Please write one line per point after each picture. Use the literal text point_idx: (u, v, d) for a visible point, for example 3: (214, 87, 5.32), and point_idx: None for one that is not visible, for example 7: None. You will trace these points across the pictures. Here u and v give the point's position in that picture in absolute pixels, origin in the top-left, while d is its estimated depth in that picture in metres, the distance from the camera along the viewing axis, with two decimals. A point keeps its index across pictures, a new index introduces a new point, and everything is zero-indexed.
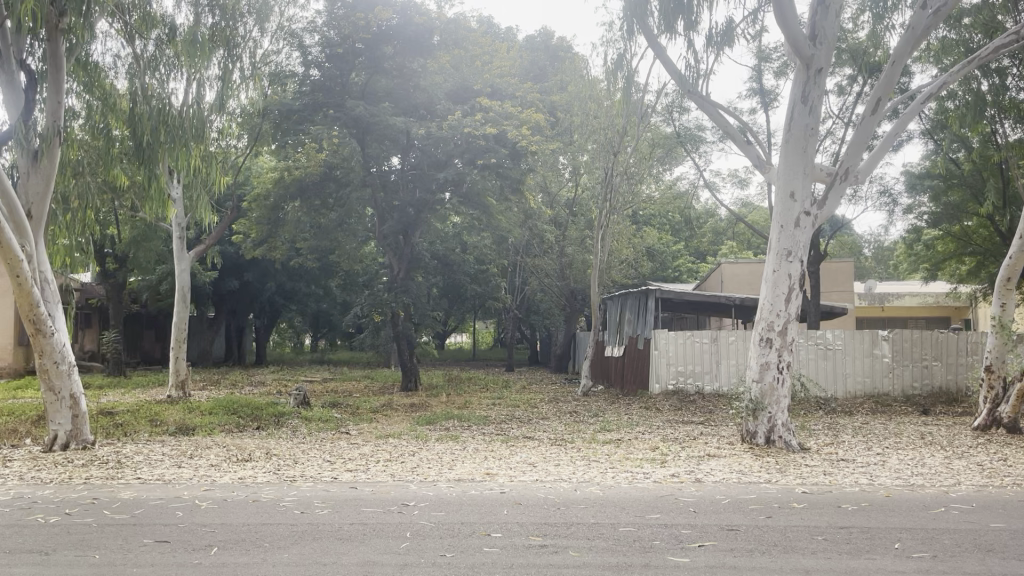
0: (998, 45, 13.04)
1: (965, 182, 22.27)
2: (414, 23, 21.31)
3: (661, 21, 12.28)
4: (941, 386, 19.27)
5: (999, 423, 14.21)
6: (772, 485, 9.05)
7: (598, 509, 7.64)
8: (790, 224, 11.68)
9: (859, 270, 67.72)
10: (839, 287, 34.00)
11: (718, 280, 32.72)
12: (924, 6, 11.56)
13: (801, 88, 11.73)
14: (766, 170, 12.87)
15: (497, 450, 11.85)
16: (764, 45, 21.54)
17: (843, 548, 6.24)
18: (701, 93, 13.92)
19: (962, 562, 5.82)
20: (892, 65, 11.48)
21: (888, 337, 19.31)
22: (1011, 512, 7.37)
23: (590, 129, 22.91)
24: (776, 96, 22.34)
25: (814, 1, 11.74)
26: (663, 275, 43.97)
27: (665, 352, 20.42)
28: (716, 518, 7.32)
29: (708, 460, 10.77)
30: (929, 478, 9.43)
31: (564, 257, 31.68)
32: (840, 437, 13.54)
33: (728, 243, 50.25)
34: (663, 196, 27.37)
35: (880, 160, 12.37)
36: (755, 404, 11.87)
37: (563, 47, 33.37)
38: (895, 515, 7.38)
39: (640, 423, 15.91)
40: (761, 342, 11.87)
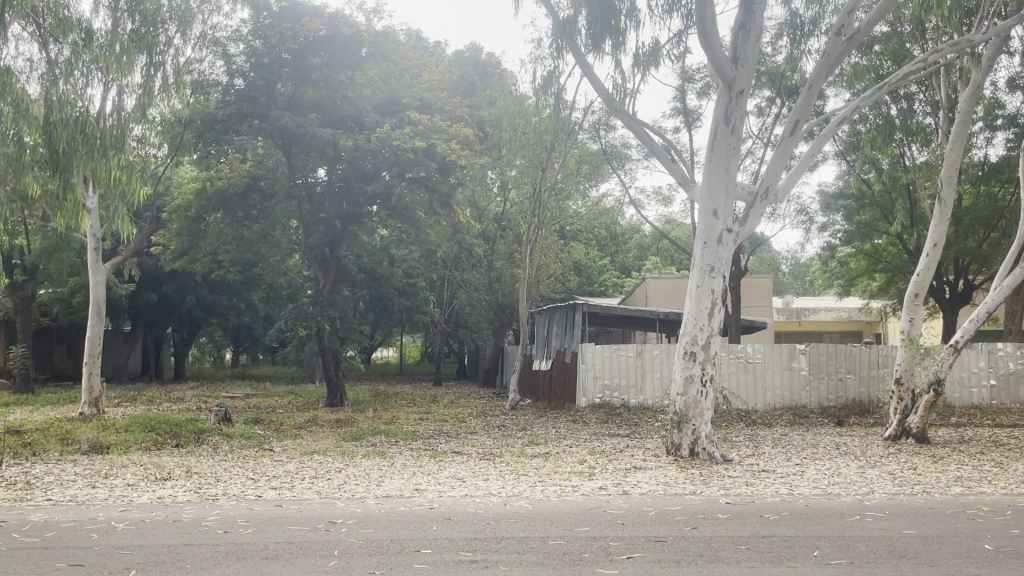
0: (908, 71, 13.63)
1: (875, 202, 23.34)
2: (342, 35, 21.39)
3: (588, 40, 12.48)
4: (855, 399, 19.96)
5: (908, 433, 14.90)
6: (697, 496, 9.21)
7: (527, 523, 7.67)
8: (713, 240, 11.99)
9: (777, 286, 70.23)
10: (758, 302, 35.02)
11: (643, 295, 33.36)
12: (839, 33, 12.05)
13: (723, 109, 12.07)
14: (690, 189, 13.19)
15: (425, 466, 11.75)
16: (688, 66, 22.08)
17: (766, 557, 6.42)
18: (627, 111, 14.21)
19: (877, 568, 6.05)
20: (809, 89, 11.92)
21: (805, 350, 19.96)
22: (921, 518, 7.70)
23: (519, 146, 23.10)
24: (699, 116, 22.93)
25: (735, 26, 12.13)
26: (589, 290, 44.61)
27: (592, 365, 20.72)
28: (644, 529, 7.43)
29: (635, 473, 10.93)
30: (845, 487, 9.77)
31: (494, 271, 31.75)
32: (761, 448, 13.90)
33: (652, 259, 51.44)
34: (590, 212, 27.84)
35: (798, 180, 12.81)
36: (679, 416, 12.13)
37: (493, 63, 33.54)
38: (813, 523, 7.62)
39: (568, 436, 16.04)
40: (685, 356, 12.11)
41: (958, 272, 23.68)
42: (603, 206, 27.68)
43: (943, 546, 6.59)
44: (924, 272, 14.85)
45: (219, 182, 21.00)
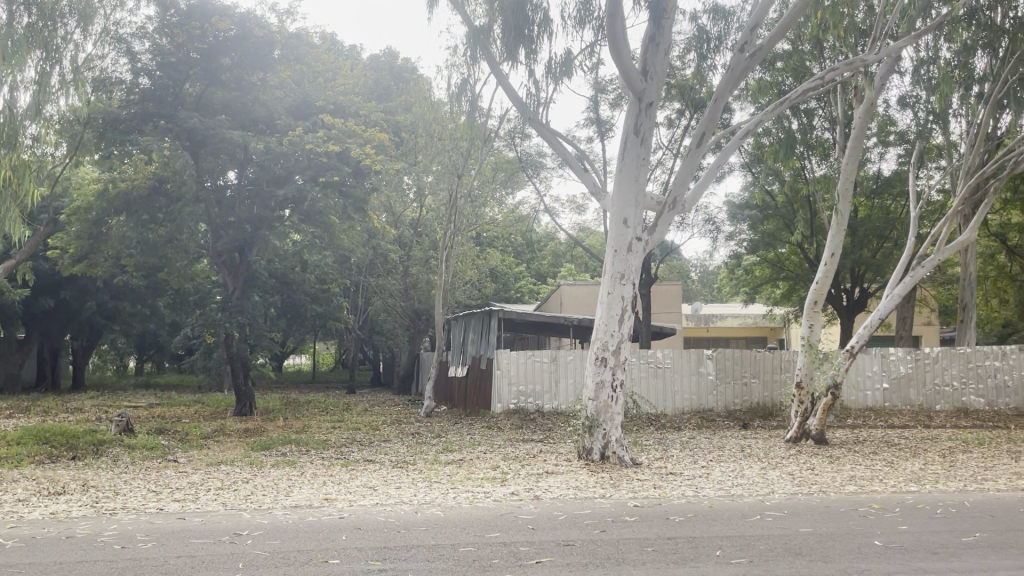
0: (807, 88, 14.26)
1: (778, 212, 24.28)
2: (254, 36, 20.98)
3: (502, 48, 12.58)
4: (759, 402, 20.65)
5: (808, 435, 15.53)
6: (606, 500, 9.37)
7: (438, 530, 7.67)
8: (623, 248, 12.24)
9: (686, 292, 72.12)
10: (669, 309, 35.85)
11: (558, 302, 33.74)
12: (742, 50, 12.49)
13: (633, 120, 12.36)
14: (601, 197, 13.43)
15: (336, 475, 11.59)
16: (601, 77, 22.51)
17: (670, 558, 6.59)
18: (540, 120, 14.39)
19: (774, 566, 6.29)
20: (715, 102, 12.31)
21: (712, 355, 20.57)
22: (816, 517, 8.05)
23: (436, 152, 23.07)
24: (611, 126, 23.39)
25: (645, 39, 12.43)
26: (505, 296, 44.86)
27: (507, 371, 20.83)
28: (554, 533, 7.53)
29: (546, 477, 11.04)
30: (747, 488, 10.11)
31: (409, 277, 31.53)
32: (670, 452, 14.23)
33: (567, 266, 52.10)
34: (506, 219, 27.97)
35: (705, 190, 13.21)
36: (591, 421, 12.33)
37: (408, 68, 33.36)
38: (716, 524, 7.86)
39: (482, 443, 16.07)
40: (596, 362, 12.32)
41: (855, 280, 24.78)
42: (518, 213, 27.90)
43: (837, 543, 6.89)
44: (823, 280, 15.44)
45: (121, 184, 20.22)
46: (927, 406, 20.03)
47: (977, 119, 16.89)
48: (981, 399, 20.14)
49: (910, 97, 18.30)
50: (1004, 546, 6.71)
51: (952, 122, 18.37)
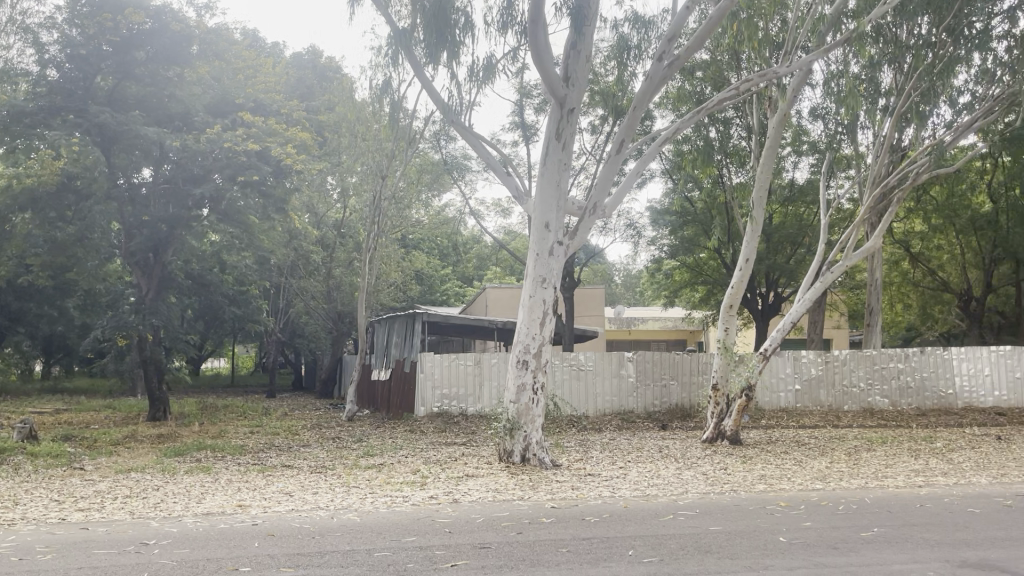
0: (723, 97, 14.64)
1: (697, 219, 24.91)
2: (170, 30, 20.37)
3: (425, 50, 12.58)
4: (677, 403, 21.10)
5: (723, 436, 15.95)
6: (524, 502, 9.46)
7: (354, 535, 7.59)
8: (545, 252, 12.34)
9: (610, 295, 73.31)
10: (592, 312, 36.32)
11: (483, 304, 33.81)
12: (660, 58, 12.76)
13: (555, 124, 12.49)
14: (524, 201, 13.53)
15: (252, 481, 11.35)
16: (526, 81, 22.66)
17: (584, 558, 6.69)
18: (463, 123, 14.43)
19: (684, 564, 6.45)
20: (635, 110, 12.53)
21: (633, 358, 20.92)
22: (727, 515, 8.27)
23: (359, 152, 22.83)
24: (536, 131, 23.58)
25: (567, 45, 12.59)
26: (431, 299, 44.73)
27: (431, 374, 20.72)
28: (470, 536, 7.55)
29: (466, 481, 11.06)
30: (662, 488, 10.33)
31: (332, 279, 31.10)
32: (589, 453, 14.44)
33: (492, 270, 52.28)
34: (431, 221, 27.90)
35: (625, 196, 13.44)
36: (512, 423, 12.40)
37: (333, 68, 32.94)
38: (630, 524, 8.00)
39: (404, 446, 15.98)
40: (517, 364, 12.37)
41: (769, 285, 25.58)
42: (443, 216, 27.85)
43: (744, 541, 7.11)
44: (738, 284, 15.86)
45: (26, 181, 19.29)
46: (835, 407, 20.81)
47: (882, 132, 17.50)
48: (885, 399, 21.07)
49: (821, 109, 18.99)
50: (900, 540, 7.04)
51: (860, 134, 19.14)
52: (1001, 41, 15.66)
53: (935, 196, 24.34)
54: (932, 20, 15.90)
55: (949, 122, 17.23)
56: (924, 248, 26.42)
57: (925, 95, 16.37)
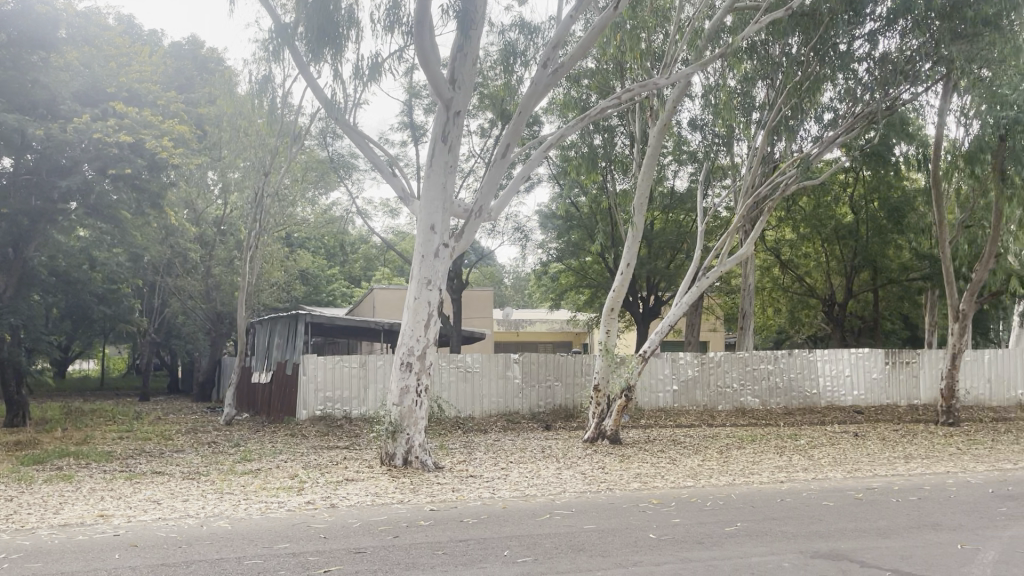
0: (607, 105, 14.96)
1: (582, 224, 25.42)
2: (35, 13, 19.05)
3: (307, 47, 12.36)
4: (561, 404, 21.44)
5: (604, 436, 16.33)
6: (403, 505, 9.41)
7: (223, 544, 7.36)
8: (430, 254, 12.29)
9: (499, 296, 73.85)
10: (480, 314, 36.48)
11: (370, 305, 33.42)
12: (545, 65, 12.95)
13: (441, 127, 12.45)
14: (409, 203, 13.44)
15: (117, 489, 10.81)
16: (415, 81, 22.55)
17: (459, 560, 6.71)
18: (348, 121, 14.21)
19: (557, 563, 6.56)
20: (519, 115, 12.65)
21: (518, 359, 21.13)
22: (601, 514, 8.49)
23: (241, 147, 22.13)
24: (425, 132, 23.50)
25: (453, 48, 12.59)
26: (317, 299, 43.90)
27: (314, 376, 20.23)
28: (345, 541, 7.44)
29: (346, 485, 10.89)
30: (540, 488, 10.48)
31: (212, 278, 30.01)
32: (472, 454, 14.51)
33: (380, 270, 51.81)
34: (316, 220, 27.35)
35: (510, 200, 13.56)
36: (394, 426, 12.30)
37: (214, 59, 31.85)
38: (507, 524, 8.09)
39: (283, 451, 15.59)
40: (401, 367, 12.27)
41: (651, 289, 26.38)
42: (329, 215, 27.35)
43: (616, 538, 7.32)
44: (620, 288, 16.26)
45: None
46: (710, 406, 21.64)
47: (754, 143, 18.31)
48: (756, 399, 22.09)
49: (700, 120, 19.75)
50: (759, 533, 7.41)
51: (736, 146, 20.00)
52: (861, 63, 16.68)
53: (803, 206, 25.68)
54: (801, 41, 16.74)
55: (816, 137, 18.20)
56: (793, 255, 27.86)
57: (794, 110, 17.22)
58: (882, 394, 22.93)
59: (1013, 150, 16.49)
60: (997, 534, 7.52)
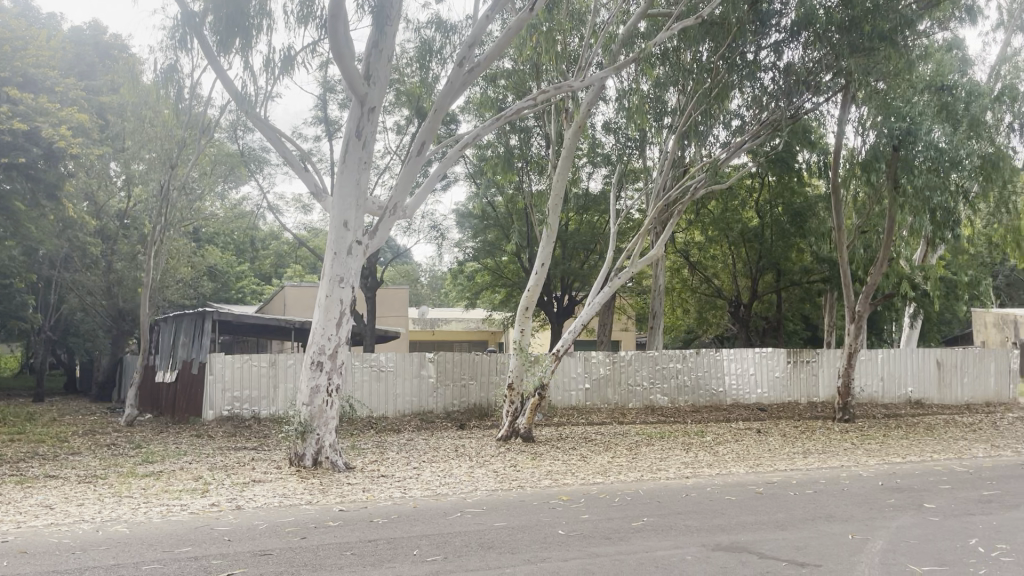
0: (523, 106, 15.00)
1: (498, 223, 25.53)
2: None
3: (217, 39, 12.04)
4: (475, 403, 21.46)
5: (517, 434, 16.43)
6: (312, 506, 9.26)
7: (121, 549, 7.09)
8: (343, 251, 12.11)
9: (415, 295, 73.22)
10: (394, 313, 36.16)
11: (281, 303, 32.74)
12: (461, 64, 12.94)
13: (355, 123, 12.29)
14: (322, 199, 13.23)
15: (6, 494, 10.27)
16: (329, 76, 22.20)
17: (367, 561, 6.65)
18: (258, 114, 13.88)
19: (466, 561, 6.57)
20: (434, 113, 12.59)
21: (433, 358, 21.04)
22: (511, 511, 8.56)
23: (145, 138, 21.30)
24: (339, 128, 23.16)
25: (368, 44, 12.45)
26: (225, 296, 42.73)
27: (221, 376, 19.63)
28: (250, 544, 7.27)
29: (252, 486, 10.64)
30: (451, 487, 10.47)
31: (113, 274, 28.85)
32: (385, 454, 14.38)
33: (293, 267, 50.81)
34: (225, 215, 26.62)
35: (424, 198, 13.50)
36: (304, 426, 12.07)
37: (117, 46, 30.68)
38: (418, 524, 8.06)
39: (187, 453, 15.12)
40: (311, 366, 12.05)
41: (565, 289, 26.71)
42: (239, 210, 26.66)
43: (525, 535, 7.38)
44: (534, 288, 16.40)
45: None
46: (621, 405, 22.04)
47: (666, 147, 18.74)
48: (666, 397, 22.63)
49: (614, 123, 20.10)
50: (664, 528, 7.59)
51: (648, 149, 20.44)
52: (767, 73, 17.30)
53: (711, 209, 26.48)
54: (711, 48, 17.22)
55: (724, 142, 18.74)
56: (701, 257, 28.68)
57: (703, 115, 17.68)
58: (783, 393, 23.80)
59: (906, 161, 17.02)
60: (886, 524, 7.93)
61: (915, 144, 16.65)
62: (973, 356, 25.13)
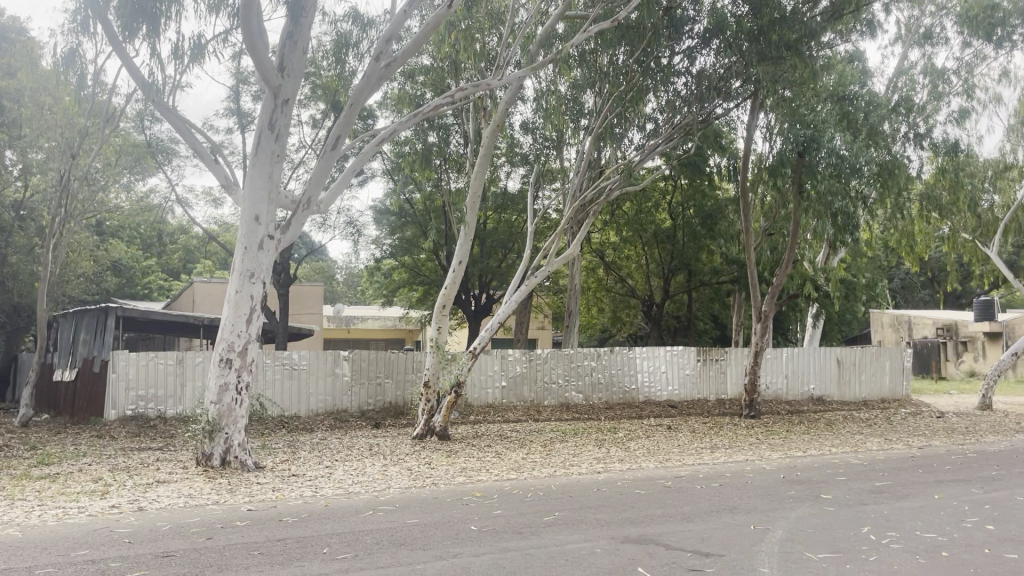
0: (441, 103, 14.92)
1: (415, 221, 25.40)
2: None
3: (122, 24, 11.61)
4: (390, 402, 21.28)
5: (432, 432, 16.35)
6: (219, 506, 9.04)
7: (13, 553, 6.77)
8: (254, 246, 11.83)
9: (330, 291, 72.15)
10: (308, 310, 35.53)
11: (190, 300, 31.79)
12: (378, 59, 12.80)
13: (268, 115, 12.03)
14: (233, 193, 12.90)
15: None
16: (243, 67, 21.65)
17: (276, 560, 6.55)
18: (166, 103, 13.44)
19: (377, 558, 6.54)
20: (351, 106, 12.42)
21: (348, 356, 20.76)
22: (425, 508, 8.54)
23: (44, 126, 20.30)
24: (252, 120, 22.61)
25: (283, 35, 12.19)
26: (130, 291, 41.22)
27: (124, 375, 18.88)
28: (153, 545, 7.05)
29: (156, 487, 10.30)
30: (365, 485, 10.38)
31: (7, 267, 27.45)
32: (297, 453, 14.14)
33: (203, 263, 49.39)
34: (131, 208, 25.63)
35: (340, 193, 13.31)
36: (212, 425, 11.74)
37: (16, 29, 29.18)
38: (328, 522, 7.97)
39: (87, 454, 14.51)
40: (220, 363, 11.73)
41: (482, 287, 26.78)
42: (146, 203, 25.73)
43: (437, 531, 7.38)
44: (452, 285, 16.36)
45: None
46: (537, 403, 22.22)
47: (583, 148, 19.01)
48: (580, 395, 22.93)
49: (532, 123, 20.27)
50: (575, 522, 7.72)
51: (565, 150, 20.70)
52: (680, 77, 17.73)
53: (625, 210, 27.02)
54: (627, 52, 17.52)
55: (637, 145, 19.12)
56: (616, 258, 29.23)
57: (619, 117, 18.08)
58: (693, 390, 24.43)
59: (810, 167, 17.54)
60: (785, 514, 8.25)
61: (818, 151, 17.20)
62: (870, 355, 26.31)
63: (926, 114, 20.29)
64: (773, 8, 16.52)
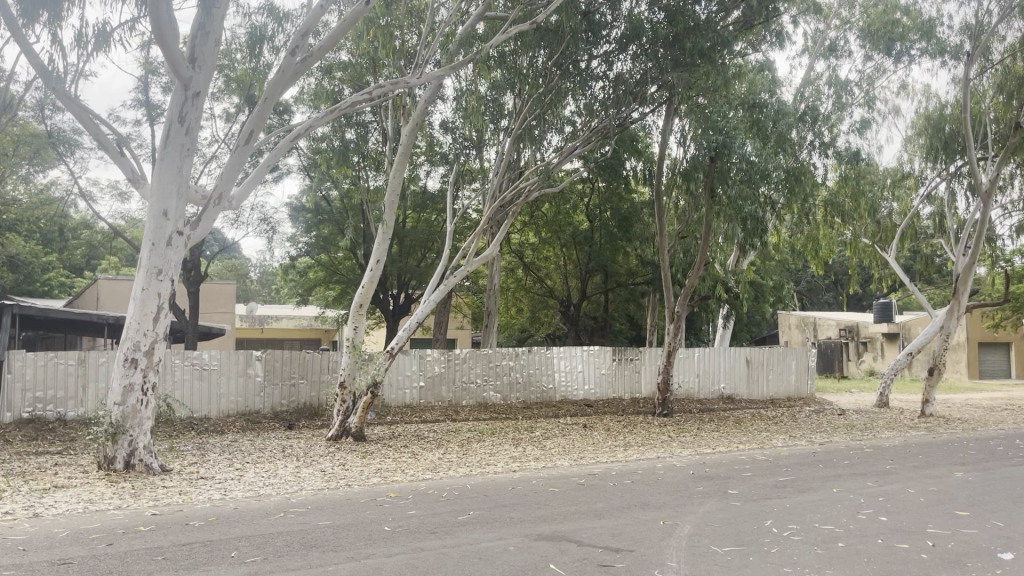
0: (359, 99, 14.73)
1: (331, 218, 25.03)
2: None
3: (20, 8, 11.08)
4: (304, 403, 20.90)
5: (347, 433, 16.13)
6: (121, 511, 8.72)
7: None
8: (161, 242, 11.44)
9: (243, 289, 70.35)
10: (220, 309, 34.60)
11: (94, 298, 30.57)
12: (293, 53, 12.54)
13: (177, 107, 11.64)
14: (140, 187, 12.44)
15: None
16: (152, 57, 20.93)
17: (181, 565, 6.35)
18: (67, 92, 12.86)
19: (287, 561, 6.42)
20: (265, 100, 12.13)
21: (261, 356, 20.31)
22: (337, 509, 8.44)
23: None
24: (162, 112, 21.87)
25: (194, 26, 11.83)
26: (28, 288, 39.28)
27: (20, 376, 17.95)
28: (48, 553, 6.74)
29: (54, 492, 9.85)
30: (276, 487, 10.17)
31: None
32: (206, 456, 13.75)
33: (108, 259, 47.49)
34: (29, 201, 24.40)
35: (253, 189, 12.99)
36: (115, 427, 11.29)
37: None
38: (236, 525, 7.78)
39: None
40: (124, 363, 11.29)
41: (400, 287, 26.58)
42: (46, 196, 24.55)
43: (350, 533, 7.30)
44: (369, 284, 16.22)
45: None
46: (454, 402, 22.19)
47: (502, 148, 19.10)
48: (498, 394, 23.00)
49: (451, 122, 20.24)
50: (489, 520, 7.75)
51: (483, 150, 20.74)
52: (598, 81, 17.98)
53: (544, 211, 27.25)
54: (547, 53, 17.69)
55: (556, 147, 19.36)
56: (535, 258, 29.46)
57: (537, 118, 18.29)
58: (609, 389, 24.80)
59: (721, 172, 17.91)
60: (693, 509, 8.48)
61: (730, 157, 17.60)
62: (778, 355, 27.24)
63: (830, 124, 21.15)
64: (687, 16, 16.68)
